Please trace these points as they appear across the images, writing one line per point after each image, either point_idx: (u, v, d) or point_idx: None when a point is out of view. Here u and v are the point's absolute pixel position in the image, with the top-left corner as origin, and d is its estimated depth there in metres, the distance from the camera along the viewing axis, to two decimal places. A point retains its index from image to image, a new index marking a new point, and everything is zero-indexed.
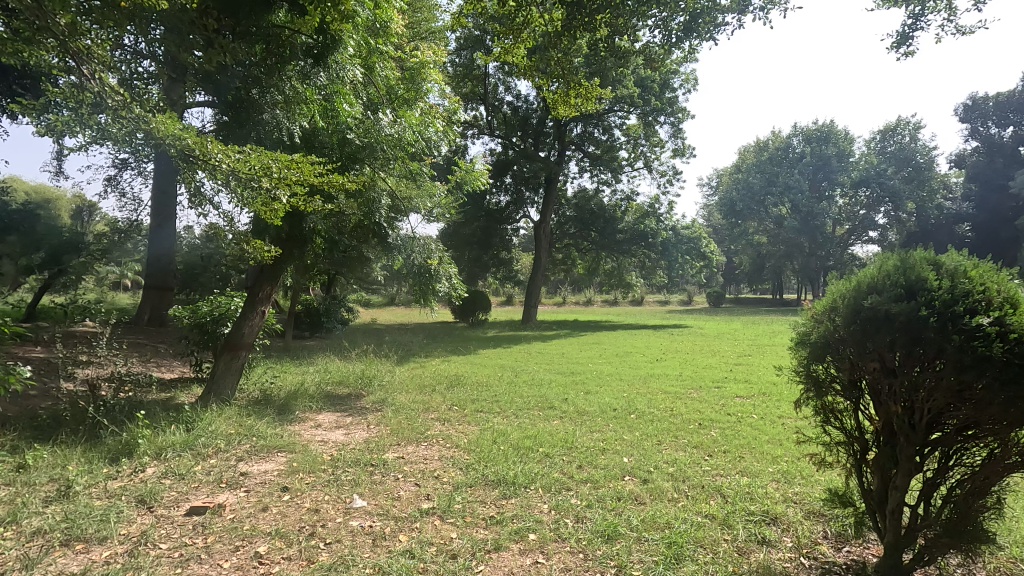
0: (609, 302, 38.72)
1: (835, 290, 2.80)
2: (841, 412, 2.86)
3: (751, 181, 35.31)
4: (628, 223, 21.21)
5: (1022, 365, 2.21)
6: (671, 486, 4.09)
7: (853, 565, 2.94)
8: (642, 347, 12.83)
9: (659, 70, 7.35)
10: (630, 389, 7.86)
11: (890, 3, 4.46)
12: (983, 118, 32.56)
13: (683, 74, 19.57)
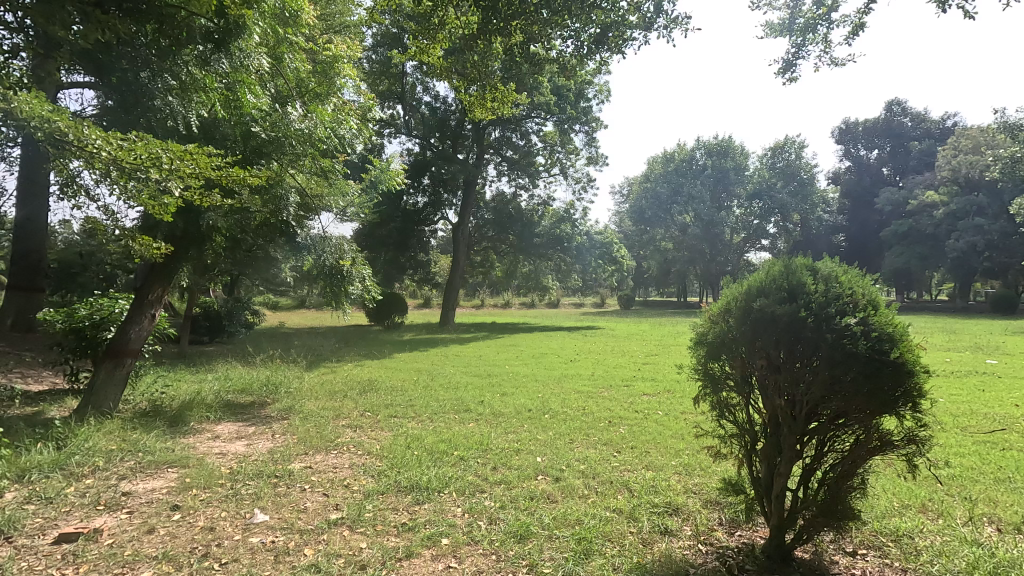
0: (526, 305, 39.29)
1: (729, 293, 3.02)
2: (733, 407, 3.08)
3: (659, 191, 37.29)
4: (544, 228, 21.66)
5: (881, 359, 2.51)
6: (582, 483, 4.22)
7: (744, 548, 3.17)
8: (557, 348, 13.14)
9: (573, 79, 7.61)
10: (544, 389, 8.02)
11: (775, 32, 4.86)
12: (854, 141, 36.46)
13: (597, 85, 20.35)
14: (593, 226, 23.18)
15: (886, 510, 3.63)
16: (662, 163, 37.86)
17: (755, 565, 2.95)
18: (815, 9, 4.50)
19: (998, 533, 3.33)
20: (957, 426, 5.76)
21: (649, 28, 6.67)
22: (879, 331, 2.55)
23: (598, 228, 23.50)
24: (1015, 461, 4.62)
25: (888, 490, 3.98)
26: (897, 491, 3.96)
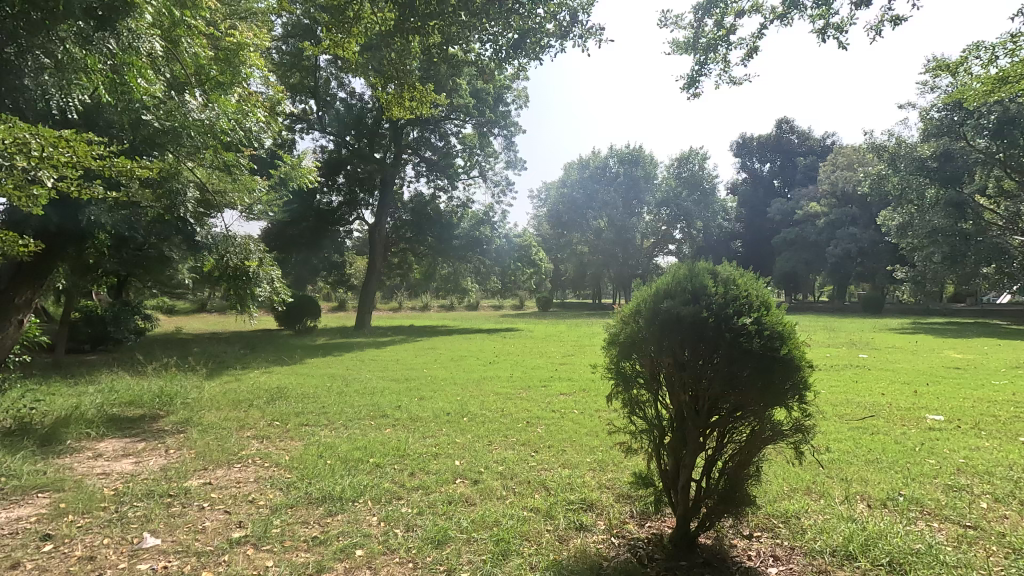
0: (445, 307, 38.96)
1: (639, 295, 3.15)
2: (643, 403, 3.21)
3: (575, 196, 38.38)
4: (463, 229, 21.59)
5: (772, 355, 2.73)
6: (500, 484, 4.24)
7: (653, 538, 3.32)
8: (475, 351, 13.13)
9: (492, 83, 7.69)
10: (463, 392, 7.98)
11: (680, 49, 5.13)
12: (749, 155, 39.54)
13: (515, 90, 20.64)
14: (512, 229, 23.46)
15: (777, 493, 3.96)
16: (578, 169, 38.99)
17: (664, 554, 3.09)
18: (716, 30, 4.77)
19: (868, 508, 3.74)
20: (835, 415, 6.39)
21: (564, 37, 6.86)
22: (770, 329, 2.77)
23: (516, 231, 23.81)
24: (881, 444, 5.22)
25: (779, 476, 4.35)
26: (786, 476, 4.33)
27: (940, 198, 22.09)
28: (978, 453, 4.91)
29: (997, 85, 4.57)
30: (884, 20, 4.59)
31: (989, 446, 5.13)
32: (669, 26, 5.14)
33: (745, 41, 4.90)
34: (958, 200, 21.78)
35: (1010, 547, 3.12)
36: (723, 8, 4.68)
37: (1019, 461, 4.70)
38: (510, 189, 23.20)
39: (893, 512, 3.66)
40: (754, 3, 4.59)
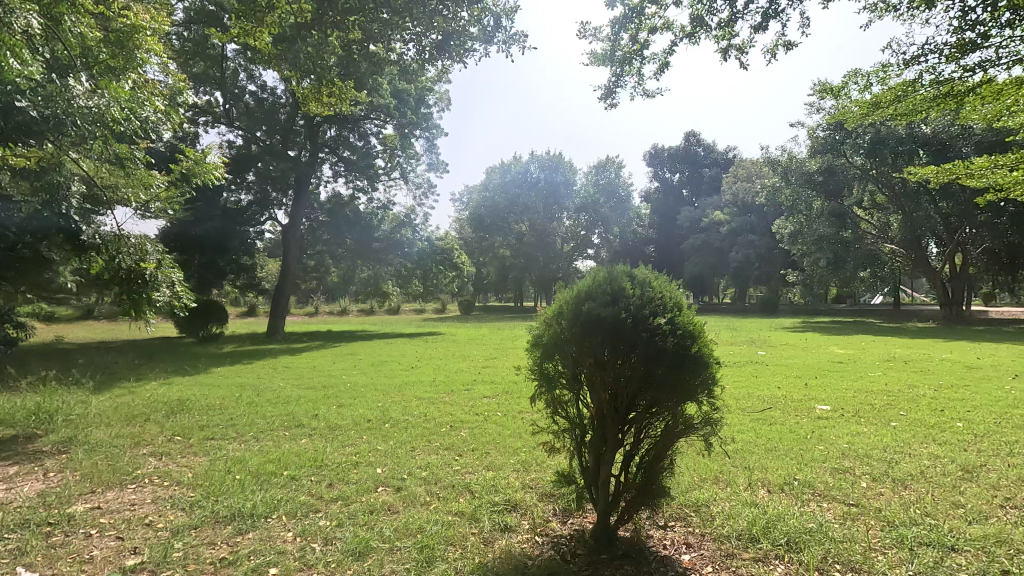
0: (365, 311, 37.84)
1: (561, 297, 3.21)
2: (565, 403, 3.29)
3: (497, 200, 38.68)
4: (384, 232, 21.09)
5: (683, 353, 2.89)
6: (424, 490, 4.17)
7: (574, 534, 3.40)
8: (397, 356, 12.85)
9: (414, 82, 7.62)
10: (385, 398, 7.78)
11: (598, 60, 5.29)
12: (661, 165, 41.62)
13: (437, 92, 20.49)
14: (434, 232, 23.24)
15: (689, 484, 4.20)
16: (500, 174, 39.31)
17: (585, 549, 3.18)
18: (631, 44, 4.97)
19: (769, 493, 4.05)
20: (740, 408, 6.87)
21: (486, 43, 6.93)
22: (683, 328, 2.93)
23: (438, 234, 23.61)
24: (779, 433, 5.67)
25: (690, 467, 4.61)
26: (697, 467, 4.60)
27: (825, 209, 24.47)
28: (859, 438, 5.47)
29: (871, 110, 5.10)
30: (779, 44, 4.99)
31: (868, 431, 5.73)
32: (588, 37, 5.29)
33: (657, 56, 5.14)
34: (839, 211, 24.29)
35: (886, 520, 3.50)
36: (637, 24, 4.89)
37: (891, 443, 5.29)
38: (432, 192, 22.97)
39: (790, 495, 3.99)
40: (666, 21, 4.84)
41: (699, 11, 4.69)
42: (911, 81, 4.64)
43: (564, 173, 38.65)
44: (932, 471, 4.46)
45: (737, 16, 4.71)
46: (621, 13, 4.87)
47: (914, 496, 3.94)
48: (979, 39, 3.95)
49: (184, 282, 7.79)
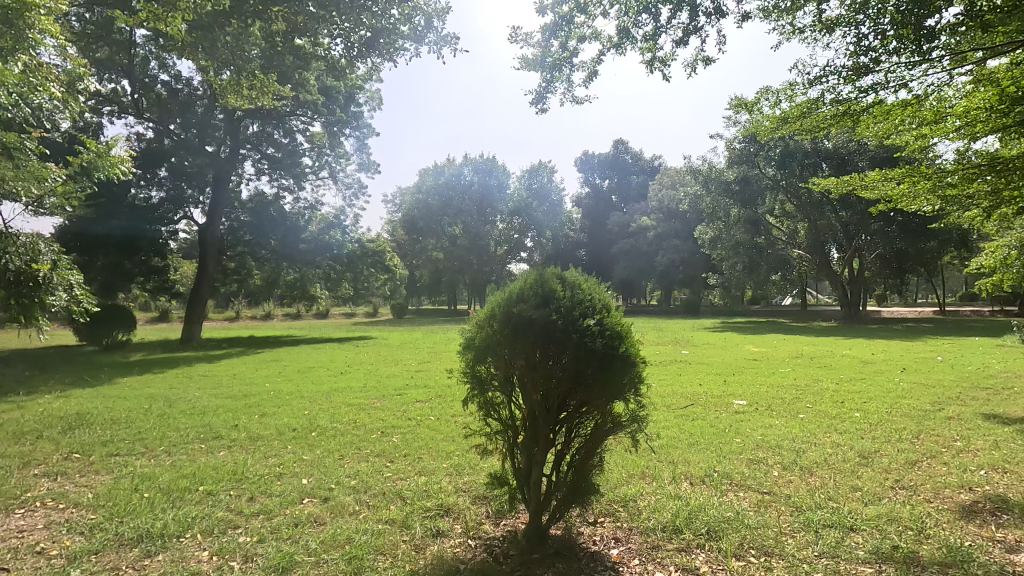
0: (291, 316, 36.26)
1: (493, 300, 3.22)
2: (498, 405, 3.29)
3: (430, 202, 38.22)
4: (311, 232, 20.29)
5: (612, 353, 2.97)
6: (353, 499, 4.04)
7: (507, 535, 3.42)
8: (325, 361, 12.40)
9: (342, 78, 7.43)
10: (312, 406, 7.47)
11: (529, 64, 5.33)
12: (592, 171, 42.78)
13: (368, 91, 20.02)
14: (364, 233, 22.67)
15: (618, 480, 4.33)
16: (432, 176, 38.87)
17: (517, 549, 3.21)
18: (561, 51, 5.07)
19: (692, 485, 4.25)
20: (665, 405, 7.17)
21: (417, 44, 6.89)
22: (610, 329, 3.01)
23: (369, 236, 23.05)
24: (700, 428, 5.96)
25: (619, 464, 4.75)
26: (625, 464, 4.75)
27: (741, 216, 26.10)
28: (771, 430, 5.86)
29: (780, 125, 5.46)
30: (698, 59, 5.25)
31: (779, 424, 6.14)
32: (519, 42, 5.34)
33: (586, 65, 5.27)
34: (753, 218, 25.99)
35: (796, 505, 3.76)
36: (567, 31, 5.00)
37: (799, 434, 5.70)
38: (363, 192, 22.39)
39: (710, 487, 4.20)
40: (594, 31, 4.97)
41: (624, 23, 4.85)
42: (814, 99, 5.02)
43: (497, 176, 38.85)
44: (834, 458, 4.85)
45: (660, 30, 4.91)
46: (552, 21, 4.96)
47: (818, 482, 4.27)
48: (871, 63, 4.32)
49: (83, 285, 7.16)
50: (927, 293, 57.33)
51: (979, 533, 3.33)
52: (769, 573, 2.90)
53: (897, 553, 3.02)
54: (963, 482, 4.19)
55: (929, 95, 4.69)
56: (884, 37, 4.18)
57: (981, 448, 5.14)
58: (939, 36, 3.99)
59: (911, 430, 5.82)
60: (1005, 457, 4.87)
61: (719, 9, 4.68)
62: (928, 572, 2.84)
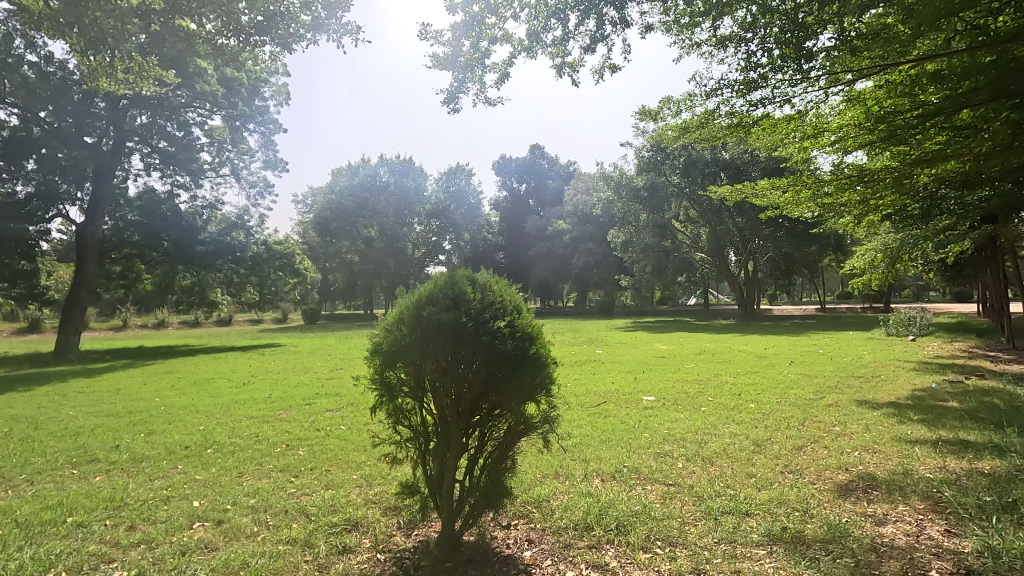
0: (189, 324, 33.52)
1: (402, 303, 3.10)
2: (409, 412, 3.17)
3: (344, 203, 36.90)
4: (210, 233, 18.86)
5: (522, 354, 2.96)
6: (251, 520, 3.75)
7: (419, 546, 3.31)
8: (225, 372, 11.54)
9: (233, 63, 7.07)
10: (208, 421, 6.89)
11: (441, 64, 5.20)
12: (509, 175, 43.14)
13: (274, 85, 18.97)
14: (271, 235, 21.41)
15: (531, 481, 4.35)
16: (347, 176, 37.54)
17: (429, 559, 3.10)
18: (472, 52, 5.02)
19: (603, 482, 4.35)
20: (579, 404, 7.34)
21: (321, 36, 6.60)
22: (521, 331, 3.01)
23: (276, 237, 21.82)
24: (612, 425, 6.13)
25: (533, 466, 4.76)
26: (538, 465, 4.78)
27: (649, 221, 27.47)
28: (676, 424, 6.15)
29: (681, 135, 5.74)
30: (606, 67, 5.38)
31: (684, 417, 6.47)
32: (428, 39, 5.20)
33: (497, 67, 5.26)
34: (660, 223, 27.44)
35: (697, 495, 3.95)
36: (478, 32, 4.96)
37: (701, 426, 6.02)
38: (269, 191, 21.16)
39: (620, 482, 4.32)
40: (505, 33, 4.97)
41: (534, 27, 4.89)
42: (710, 110, 5.29)
43: (413, 177, 38.23)
44: (732, 447, 5.16)
45: (568, 36, 5.01)
46: (462, 20, 4.90)
47: (717, 471, 4.52)
48: (760, 79, 4.64)
49: None
50: (810, 292, 63.47)
51: (854, 509, 3.66)
52: (673, 563, 3.00)
53: (785, 533, 3.25)
54: (840, 464, 4.61)
55: (809, 111, 5.12)
56: (770, 55, 4.51)
57: (855, 431, 5.70)
58: (816, 57, 4.37)
59: (798, 417, 6.34)
60: (874, 438, 5.42)
61: (624, 19, 4.86)
62: (812, 549, 3.07)
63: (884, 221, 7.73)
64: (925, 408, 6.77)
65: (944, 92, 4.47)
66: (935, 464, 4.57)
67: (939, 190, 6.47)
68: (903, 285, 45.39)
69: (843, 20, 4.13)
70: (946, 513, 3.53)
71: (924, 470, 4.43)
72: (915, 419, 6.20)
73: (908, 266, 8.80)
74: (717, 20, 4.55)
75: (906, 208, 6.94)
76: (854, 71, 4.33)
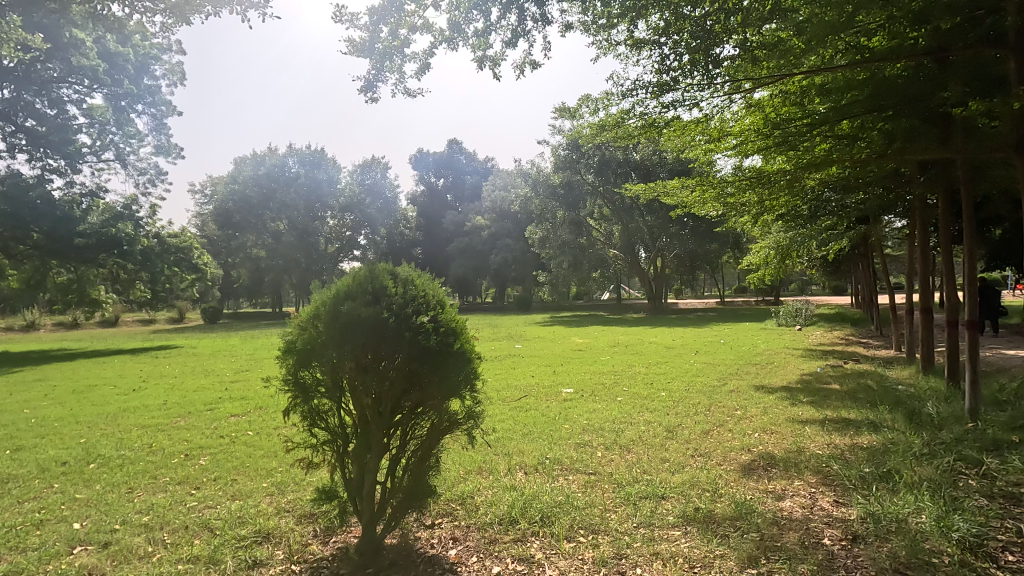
0: (66, 326, 30.03)
1: (317, 298, 2.91)
2: (325, 413, 3.00)
3: (248, 194, 34.84)
4: (90, 224, 16.95)
5: (446, 351, 2.88)
6: (144, 539, 3.39)
7: (338, 553, 3.15)
8: (111, 377, 10.42)
9: (113, 26, 6.32)
10: (90, 432, 6.18)
11: (355, 50, 4.85)
12: (427, 169, 42.34)
13: (166, 63, 17.39)
14: (164, 227, 19.67)
15: (455, 478, 4.29)
16: (251, 165, 35.55)
17: (349, 567, 2.96)
18: (391, 39, 4.81)
19: (526, 475, 4.38)
20: (501, 398, 7.35)
21: (221, 12, 6.08)
22: (445, 326, 2.93)
23: (171, 229, 20.06)
24: (533, 418, 6.20)
25: (456, 462, 4.72)
26: (461, 461, 4.73)
27: (566, 218, 28.23)
28: (595, 414, 6.34)
29: (596, 134, 5.67)
30: (527, 62, 5.32)
31: (601, 407, 6.69)
32: (342, 21, 4.75)
33: (418, 56, 5.08)
34: (576, 220, 28.27)
35: (616, 482, 4.09)
36: (397, 19, 4.78)
37: (618, 415, 6.25)
38: (161, 179, 19.44)
39: (543, 473, 4.38)
40: (426, 22, 4.84)
41: (455, 18, 4.80)
42: (625, 111, 5.34)
43: (325, 169, 36.71)
44: (647, 434, 5.39)
45: (490, 29, 4.93)
46: (381, 4, 4.68)
47: (634, 458, 4.71)
48: (672, 82, 4.69)
49: None
50: (710, 287, 68.33)
51: (758, 487, 3.94)
52: (596, 550, 3.07)
53: (698, 513, 3.44)
54: (744, 445, 4.97)
55: (713, 117, 5.29)
56: (681, 59, 4.63)
57: (754, 414, 6.16)
58: (722, 64, 4.57)
59: (704, 404, 6.74)
60: (771, 420, 5.89)
61: (544, 16, 4.86)
62: (722, 526, 3.27)
63: (777, 221, 8.40)
64: (812, 391, 7.46)
65: (830, 103, 4.83)
66: (823, 441, 5.05)
67: (823, 193, 7.13)
68: (789, 281, 49.94)
69: (745, 30, 4.39)
70: (834, 485, 3.90)
71: (814, 447, 4.87)
72: (804, 400, 6.82)
73: (795, 262, 9.66)
74: (633, 23, 4.64)
75: (797, 209, 7.55)
76: (755, 80, 4.55)
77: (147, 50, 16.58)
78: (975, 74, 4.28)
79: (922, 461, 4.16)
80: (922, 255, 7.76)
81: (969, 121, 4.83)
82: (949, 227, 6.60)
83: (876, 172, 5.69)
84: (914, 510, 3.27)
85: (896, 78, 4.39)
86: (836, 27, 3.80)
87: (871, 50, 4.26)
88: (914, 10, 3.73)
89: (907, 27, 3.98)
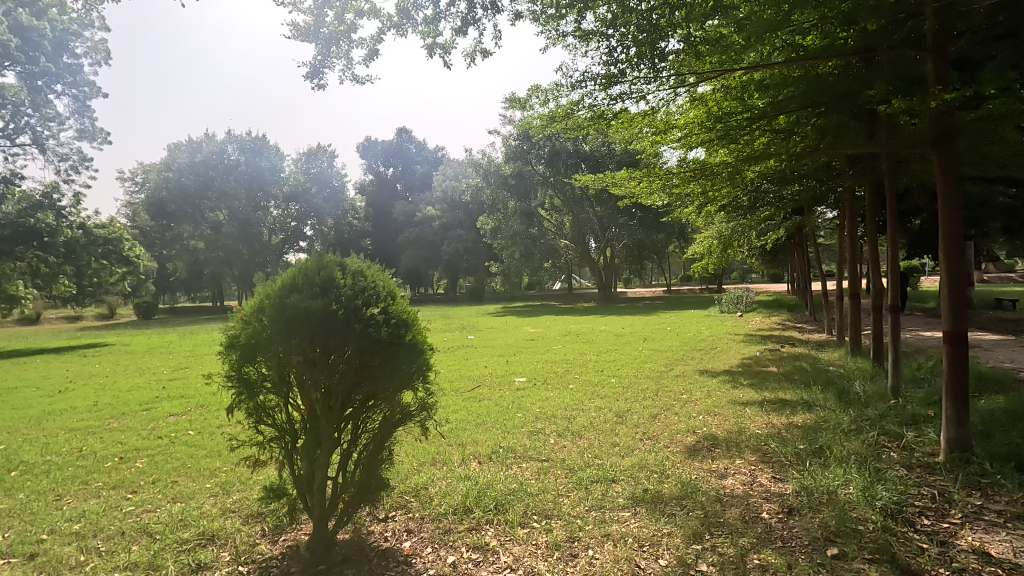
0: None
1: (262, 291, 2.82)
2: (272, 409, 2.91)
3: (184, 181, 33.02)
4: (3, 214, 15.66)
5: (395, 341, 2.83)
6: (75, 548, 3.20)
7: (288, 552, 3.08)
8: (34, 379, 9.73)
9: None
10: (13, 437, 5.78)
11: (300, 36, 4.66)
12: (376, 157, 41.47)
13: (88, 40, 16.18)
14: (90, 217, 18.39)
15: (408, 471, 4.25)
16: (187, 150, 33.68)
17: (299, 564, 2.90)
18: (337, 24, 4.67)
19: (480, 464, 4.40)
20: (454, 389, 7.32)
21: None
22: (396, 318, 2.90)
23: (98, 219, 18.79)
24: (486, 408, 6.22)
25: (409, 454, 4.70)
26: (415, 453, 4.71)
27: (517, 208, 27.82)
28: (547, 402, 6.42)
29: (546, 125, 5.65)
30: (477, 51, 5.32)
31: (553, 395, 6.80)
32: (284, 5, 4.58)
33: (366, 42, 4.96)
34: (527, 210, 27.94)
35: (569, 467, 4.18)
36: (342, 3, 4.64)
37: (570, 402, 6.38)
38: (86, 165, 18.17)
39: (497, 462, 4.41)
40: (373, 7, 4.73)
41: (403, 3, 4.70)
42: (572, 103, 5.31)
43: (267, 156, 35.18)
44: (598, 420, 5.52)
45: (440, 16, 4.87)
46: None
47: (586, 444, 4.81)
48: (619, 74, 4.72)
49: None
50: (657, 276, 70.60)
51: (702, 466, 4.13)
52: (549, 534, 3.13)
53: (647, 495, 3.56)
54: (690, 428, 5.17)
55: (658, 110, 5.31)
56: (628, 52, 4.63)
57: (699, 398, 6.43)
58: (668, 58, 4.59)
59: (652, 389, 6.96)
60: (714, 403, 6.15)
61: (494, 4, 4.84)
62: (670, 506, 3.40)
63: (720, 211, 8.69)
64: (751, 374, 7.83)
65: (767, 97, 4.98)
66: (762, 421, 5.31)
67: (762, 184, 7.43)
68: (730, 269, 52.09)
69: (689, 25, 4.45)
70: (773, 462, 4.13)
71: (755, 427, 5.13)
72: (744, 383, 7.15)
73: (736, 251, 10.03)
74: (580, 14, 4.68)
75: (737, 199, 7.82)
76: (697, 73, 4.62)
77: (66, 26, 15.42)
78: (898, 73, 4.60)
79: (850, 436, 4.46)
80: (851, 244, 8.23)
81: (891, 117, 5.18)
82: (875, 217, 7.01)
83: (808, 166, 6.00)
84: (843, 482, 3.52)
85: (826, 76, 4.63)
86: (773, 25, 3.96)
87: (805, 49, 4.45)
88: (843, 11, 3.92)
89: (837, 27, 4.20)
